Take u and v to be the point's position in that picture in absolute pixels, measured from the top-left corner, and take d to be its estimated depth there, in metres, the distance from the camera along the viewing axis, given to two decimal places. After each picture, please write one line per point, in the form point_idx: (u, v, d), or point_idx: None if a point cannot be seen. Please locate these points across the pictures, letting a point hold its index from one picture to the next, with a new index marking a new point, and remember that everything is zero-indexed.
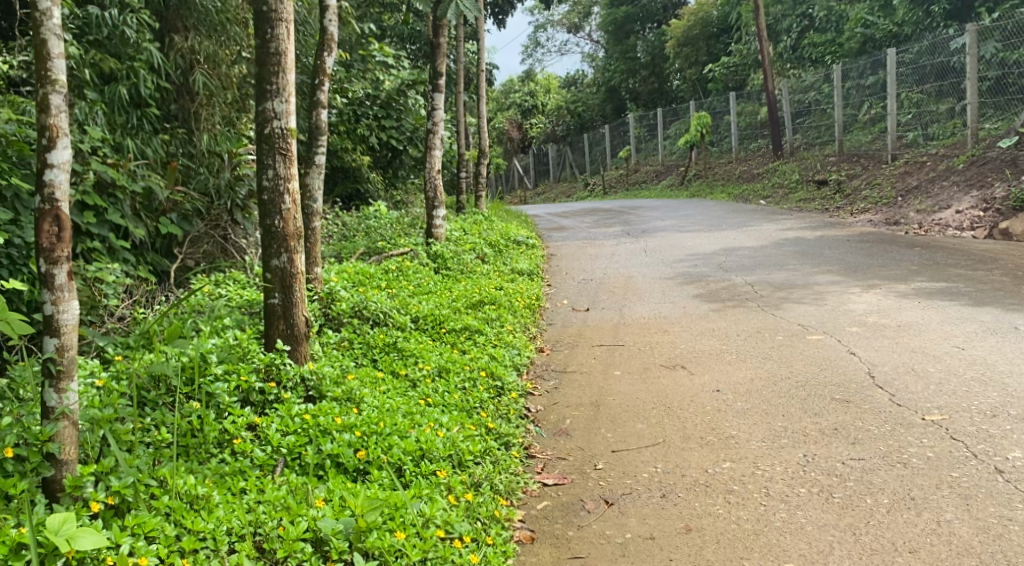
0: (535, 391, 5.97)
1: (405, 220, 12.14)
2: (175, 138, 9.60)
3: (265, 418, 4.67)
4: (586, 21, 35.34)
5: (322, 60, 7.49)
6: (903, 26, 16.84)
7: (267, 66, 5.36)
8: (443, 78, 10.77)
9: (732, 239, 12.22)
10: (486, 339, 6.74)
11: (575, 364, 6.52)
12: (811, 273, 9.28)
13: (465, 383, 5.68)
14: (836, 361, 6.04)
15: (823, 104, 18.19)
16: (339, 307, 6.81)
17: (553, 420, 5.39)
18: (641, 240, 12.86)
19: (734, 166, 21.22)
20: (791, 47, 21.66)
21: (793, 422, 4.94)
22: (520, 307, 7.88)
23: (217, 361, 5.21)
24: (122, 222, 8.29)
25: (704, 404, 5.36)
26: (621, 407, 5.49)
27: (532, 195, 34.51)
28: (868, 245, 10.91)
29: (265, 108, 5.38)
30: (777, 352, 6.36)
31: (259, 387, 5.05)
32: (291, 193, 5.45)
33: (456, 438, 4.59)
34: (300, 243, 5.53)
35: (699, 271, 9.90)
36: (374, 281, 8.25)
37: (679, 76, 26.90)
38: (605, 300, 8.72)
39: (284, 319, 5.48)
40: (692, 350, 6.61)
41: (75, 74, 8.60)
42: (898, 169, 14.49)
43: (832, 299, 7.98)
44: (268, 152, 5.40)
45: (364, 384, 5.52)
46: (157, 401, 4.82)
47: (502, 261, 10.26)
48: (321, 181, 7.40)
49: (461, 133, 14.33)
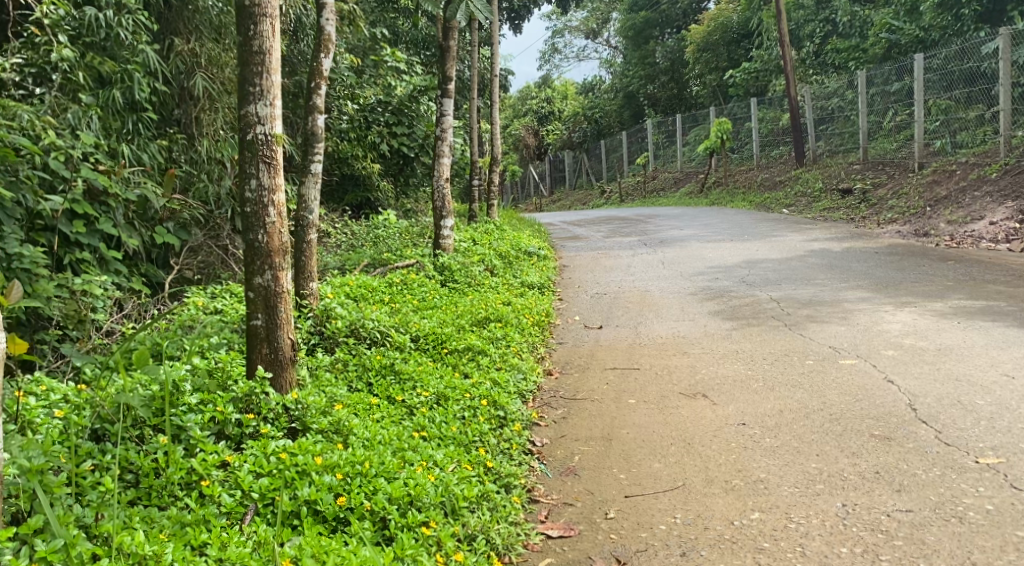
0: (542, 421, 5.47)
1: (414, 229, 11.69)
2: (174, 144, 9.09)
3: (238, 455, 4.22)
4: (604, 27, 34.85)
5: (319, 61, 7.00)
6: (929, 31, 16.24)
7: (250, 66, 4.90)
8: (453, 82, 10.31)
9: (755, 250, 11.68)
10: (490, 361, 6.24)
11: (586, 391, 6.00)
12: (839, 289, 8.74)
13: (464, 412, 5.20)
14: (873, 391, 5.52)
15: (847, 111, 17.65)
16: (334, 325, 6.36)
17: (560, 456, 4.89)
18: (660, 251, 12.35)
19: (755, 173, 20.65)
20: (814, 53, 21.07)
21: (830, 463, 4.43)
22: (529, 325, 7.38)
23: (191, 390, 4.78)
24: (114, 231, 7.91)
25: (728, 441, 4.87)
26: (636, 442, 4.98)
27: (547, 202, 34.05)
28: (898, 258, 10.36)
29: (247, 111, 4.90)
30: (807, 380, 5.84)
31: (237, 419, 4.60)
32: (276, 205, 4.96)
33: (449, 480, 4.11)
34: (287, 259, 5.04)
35: (721, 284, 9.38)
36: (376, 296, 7.79)
37: (698, 82, 26.31)
38: (620, 316, 8.21)
39: (267, 342, 4.99)
40: (715, 375, 6.10)
41: (69, 78, 8.11)
42: (926, 178, 13.89)
43: (863, 318, 7.44)
44: (250, 160, 4.93)
45: (355, 413, 5.05)
46: (122, 435, 4.39)
47: (512, 273, 9.77)
48: (318, 190, 6.95)
49: (473, 140, 13.84)
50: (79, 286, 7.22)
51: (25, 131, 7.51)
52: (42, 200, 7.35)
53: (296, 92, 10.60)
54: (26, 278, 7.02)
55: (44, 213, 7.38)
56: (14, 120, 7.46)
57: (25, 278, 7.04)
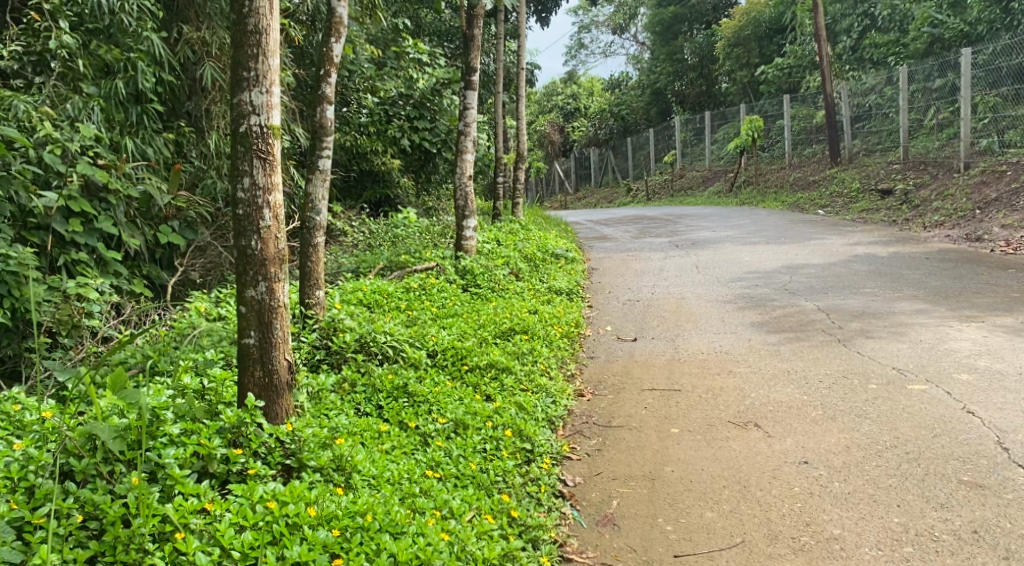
0: (574, 454, 4.83)
1: (436, 228, 11.07)
2: (181, 137, 8.42)
3: (222, 502, 3.65)
4: (631, 22, 33.91)
5: (329, 46, 6.30)
6: (976, 25, 15.35)
7: (244, 47, 4.26)
8: (476, 73, 9.61)
9: (797, 254, 10.94)
10: (514, 381, 5.61)
11: (623, 417, 5.34)
12: (892, 299, 7.98)
13: (485, 445, 4.62)
14: (953, 425, 4.82)
15: (885, 109, 16.86)
16: (342, 339, 5.72)
17: (595, 500, 4.29)
18: (693, 253, 11.65)
19: (787, 174, 19.88)
20: (851, 48, 20.20)
21: (915, 518, 3.86)
22: (557, 338, 6.74)
23: (174, 418, 4.16)
24: (115, 231, 7.30)
25: (791, 485, 4.22)
26: (682, 483, 4.34)
27: (571, 200, 33.39)
28: (952, 265, 9.61)
29: (240, 100, 4.27)
30: (873, 408, 5.17)
31: (223, 454, 3.97)
32: (272, 207, 4.33)
33: (467, 537, 3.66)
34: (285, 269, 4.42)
35: (761, 292, 8.68)
36: (392, 302, 7.20)
37: (727, 79, 25.46)
38: (655, 327, 7.52)
39: (260, 364, 4.36)
40: (766, 400, 5.41)
41: (69, 67, 7.52)
42: (974, 178, 13.04)
43: (925, 333, 6.69)
44: (243, 155, 4.30)
45: (361, 444, 4.49)
46: (89, 473, 3.75)
47: (538, 278, 9.13)
48: (325, 189, 6.34)
49: (499, 135, 13.13)
50: (73, 289, 6.65)
51: (19, 123, 6.99)
52: (36, 197, 6.78)
53: (306, 83, 9.92)
54: (13, 281, 6.37)
55: (37, 210, 6.80)
56: (9, 111, 6.98)
57: (13, 280, 6.37)
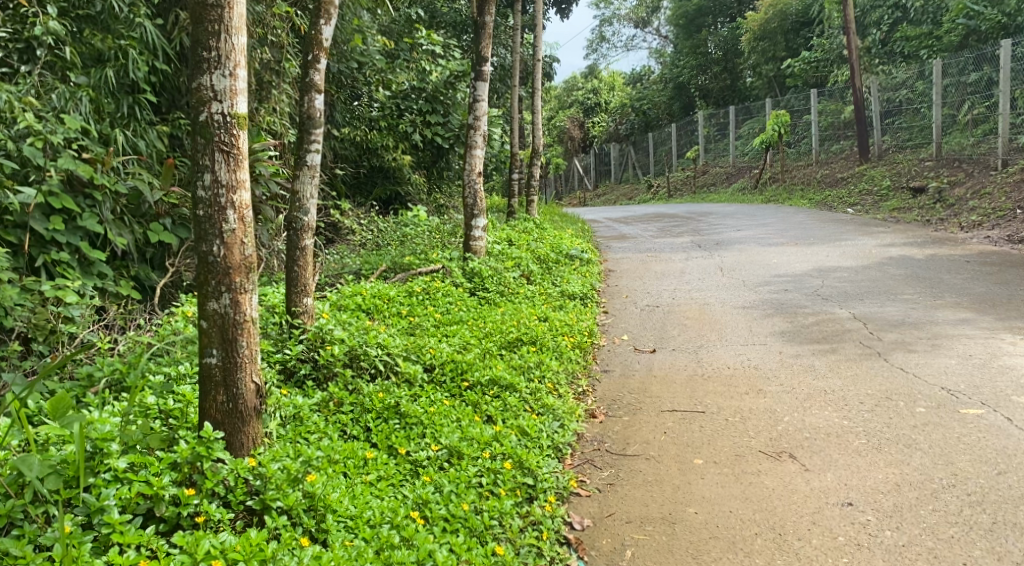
0: (583, 489, 4.28)
1: (446, 227, 10.50)
2: (178, 130, 7.59)
3: (163, 558, 3.21)
4: (654, 16, 33.16)
5: (318, 28, 5.70)
6: (1015, 16, 14.53)
7: (203, 23, 3.70)
8: (487, 64, 8.97)
9: (827, 256, 10.27)
10: (519, 401, 5.04)
11: (639, 443, 4.76)
12: (934, 307, 7.32)
13: (480, 478, 4.09)
14: (1019, 459, 4.20)
15: (917, 104, 16.13)
16: (329, 353, 5.14)
17: (606, 549, 3.80)
18: (717, 254, 11.04)
19: (814, 170, 19.18)
20: (881, 42, 19.40)
21: None
22: (569, 350, 6.15)
23: (121, 448, 3.64)
24: (99, 229, 6.52)
25: (834, 534, 3.72)
26: (708, 530, 3.82)
27: (591, 196, 32.76)
28: (994, 269, 8.93)
29: (198, 84, 3.72)
30: (924, 436, 4.56)
31: (173, 494, 3.47)
32: (237, 207, 3.79)
33: None
34: (252, 278, 3.89)
35: (791, 297, 8.04)
36: (392, 308, 6.65)
37: (751, 73, 24.66)
38: (677, 338, 6.90)
39: (223, 387, 3.82)
40: (801, 426, 4.79)
41: (57, 55, 6.76)
42: (1013, 177, 12.31)
43: (975, 348, 6.04)
44: (203, 148, 3.75)
45: (342, 475, 3.97)
46: (16, 517, 3.25)
47: (551, 281, 8.52)
48: (315, 185, 5.76)
49: (514, 130, 12.37)
50: (50, 290, 6.01)
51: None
52: (12, 193, 6.04)
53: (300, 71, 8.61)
54: None
55: (13, 208, 6.04)
56: None
57: None
